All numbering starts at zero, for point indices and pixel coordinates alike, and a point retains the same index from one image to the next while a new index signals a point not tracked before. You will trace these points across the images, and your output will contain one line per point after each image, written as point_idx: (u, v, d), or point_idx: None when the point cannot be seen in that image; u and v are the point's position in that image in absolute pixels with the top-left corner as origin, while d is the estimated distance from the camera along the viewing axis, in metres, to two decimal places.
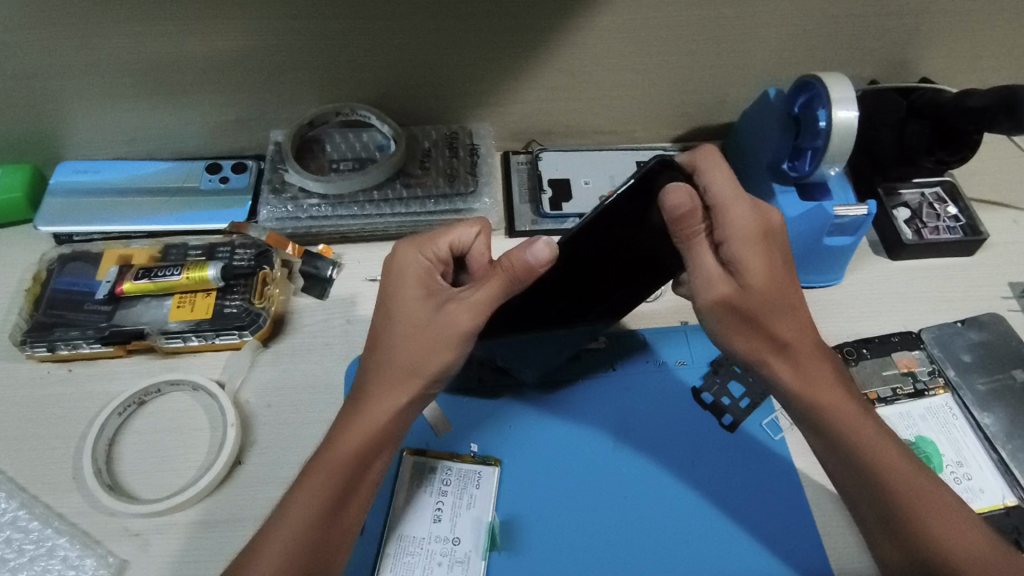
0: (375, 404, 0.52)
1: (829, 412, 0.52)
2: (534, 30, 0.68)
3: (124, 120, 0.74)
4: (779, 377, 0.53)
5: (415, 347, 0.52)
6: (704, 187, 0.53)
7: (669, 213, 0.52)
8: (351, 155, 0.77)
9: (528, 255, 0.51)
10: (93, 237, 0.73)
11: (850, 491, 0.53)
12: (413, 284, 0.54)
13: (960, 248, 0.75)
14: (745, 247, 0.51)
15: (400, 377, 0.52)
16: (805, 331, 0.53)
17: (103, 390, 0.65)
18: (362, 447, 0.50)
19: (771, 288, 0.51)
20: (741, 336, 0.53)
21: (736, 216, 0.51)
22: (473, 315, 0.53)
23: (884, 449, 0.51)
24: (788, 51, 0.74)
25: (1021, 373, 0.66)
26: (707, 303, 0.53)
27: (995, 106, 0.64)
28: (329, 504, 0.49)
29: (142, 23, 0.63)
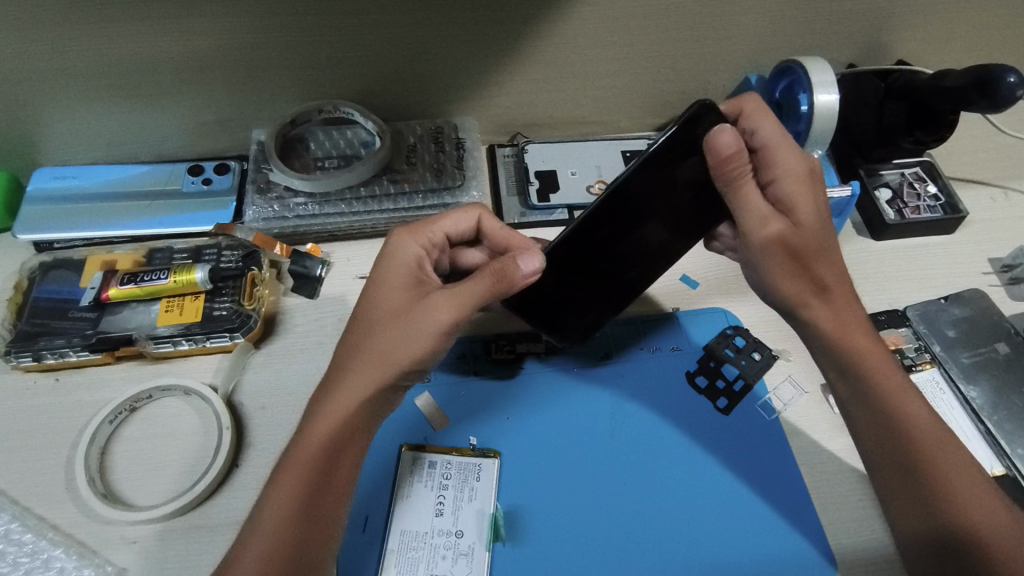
0: (343, 390, 0.51)
1: (861, 359, 0.55)
2: (516, 21, 0.68)
3: (102, 123, 0.73)
4: (817, 319, 0.56)
5: (389, 333, 0.52)
6: (752, 131, 0.56)
7: (716, 153, 0.53)
8: (336, 153, 0.77)
9: (521, 262, 0.54)
10: (75, 243, 0.72)
11: (875, 451, 0.54)
12: (403, 271, 0.55)
13: (941, 226, 0.76)
14: (796, 186, 0.55)
15: (370, 362, 0.51)
16: (843, 279, 0.56)
17: (92, 398, 0.64)
18: (331, 434, 0.50)
19: (819, 227, 0.55)
20: (788, 277, 0.55)
21: (786, 157, 0.55)
22: (451, 310, 0.52)
23: (908, 401, 0.53)
24: (768, 37, 0.75)
25: (1003, 346, 0.68)
26: (759, 241, 0.55)
27: (969, 86, 0.65)
28: (303, 495, 0.48)
29: (116, 22, 0.61)
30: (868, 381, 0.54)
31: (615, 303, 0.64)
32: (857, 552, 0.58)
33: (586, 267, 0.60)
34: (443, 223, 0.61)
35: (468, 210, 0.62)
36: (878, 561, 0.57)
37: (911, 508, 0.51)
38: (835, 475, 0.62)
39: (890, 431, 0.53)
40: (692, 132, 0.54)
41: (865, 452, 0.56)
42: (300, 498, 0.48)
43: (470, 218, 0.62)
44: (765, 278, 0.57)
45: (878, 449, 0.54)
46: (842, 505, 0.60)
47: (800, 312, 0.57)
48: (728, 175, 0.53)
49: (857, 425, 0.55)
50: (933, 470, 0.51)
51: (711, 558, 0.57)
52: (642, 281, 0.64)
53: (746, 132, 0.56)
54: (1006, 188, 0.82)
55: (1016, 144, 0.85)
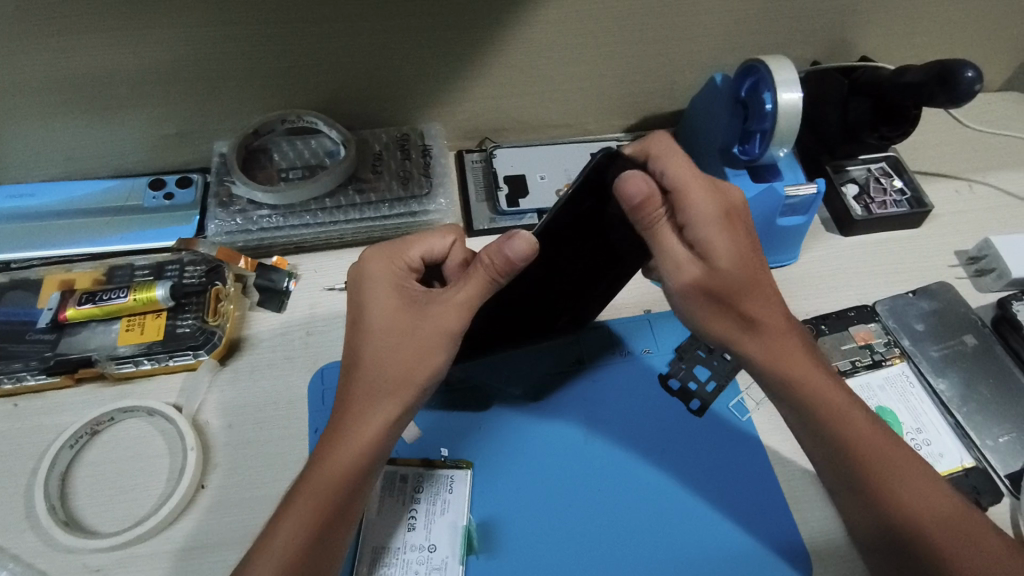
0: (365, 420, 0.50)
1: (803, 385, 0.54)
2: (477, 26, 0.67)
3: (57, 140, 0.71)
4: (750, 353, 0.55)
5: (401, 355, 0.51)
6: (660, 173, 0.53)
7: (625, 202, 0.52)
8: (300, 163, 0.75)
9: (505, 248, 0.50)
10: (32, 263, 0.70)
11: (823, 467, 0.54)
12: (390, 293, 0.54)
13: (907, 220, 0.77)
14: (709, 228, 0.52)
15: (391, 388, 0.51)
16: (775, 308, 0.55)
17: (53, 422, 0.63)
18: (355, 462, 0.49)
19: (736, 268, 0.52)
20: (715, 318, 0.55)
21: (698, 198, 0.52)
22: (459, 316, 0.52)
23: (853, 419, 0.53)
24: (732, 37, 0.75)
25: (971, 338, 0.68)
26: (679, 287, 0.54)
27: (929, 81, 0.66)
28: (321, 523, 0.47)
29: (66, 36, 0.60)
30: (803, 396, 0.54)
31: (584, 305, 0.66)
32: (830, 550, 0.58)
33: (542, 287, 0.61)
34: (415, 246, 0.58)
35: (443, 233, 0.59)
36: (851, 559, 0.57)
37: (863, 519, 0.51)
38: (807, 473, 0.62)
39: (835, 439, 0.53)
40: (601, 178, 0.53)
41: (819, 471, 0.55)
42: (318, 525, 0.47)
43: (445, 241, 0.59)
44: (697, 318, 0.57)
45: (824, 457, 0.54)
46: (814, 504, 0.60)
47: (733, 349, 0.56)
48: (641, 220, 0.53)
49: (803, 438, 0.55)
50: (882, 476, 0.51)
51: (685, 563, 0.57)
52: (601, 294, 0.65)
53: (656, 174, 0.53)
54: (971, 180, 0.83)
55: (978, 137, 0.86)
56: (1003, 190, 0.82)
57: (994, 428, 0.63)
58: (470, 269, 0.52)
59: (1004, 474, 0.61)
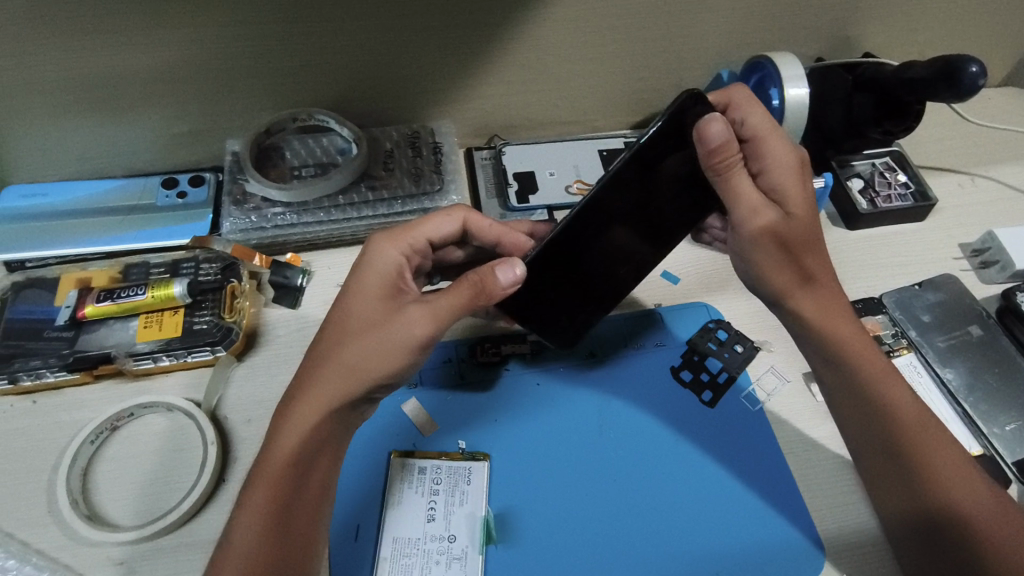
0: (311, 404, 0.51)
1: (847, 342, 0.57)
2: (488, 24, 0.68)
3: (70, 139, 0.71)
4: (807, 305, 0.57)
5: (365, 348, 0.51)
6: (741, 120, 0.57)
7: (704, 144, 0.52)
8: (312, 161, 0.76)
9: (496, 273, 0.52)
10: (47, 261, 0.70)
11: (861, 442, 0.56)
12: (378, 280, 0.55)
13: (911, 214, 0.78)
14: (786, 176, 0.56)
15: (345, 377, 0.51)
16: (827, 269, 0.58)
17: (72, 419, 0.63)
18: (301, 447, 0.50)
19: (808, 217, 0.56)
20: (777, 269, 0.56)
21: (776, 148, 0.57)
22: (430, 324, 0.52)
23: (895, 384, 0.56)
24: (738, 33, 0.76)
25: (977, 328, 0.70)
26: (752, 232, 0.55)
27: (933, 76, 0.67)
28: (277, 510, 0.48)
29: (82, 35, 0.60)
30: (849, 367, 0.57)
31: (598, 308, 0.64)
32: (844, 536, 0.59)
33: (570, 273, 0.59)
34: (426, 226, 0.60)
35: (451, 212, 0.62)
36: (865, 545, 0.58)
37: (897, 491, 0.54)
38: (818, 462, 0.63)
39: (877, 425, 0.55)
40: (680, 120, 0.54)
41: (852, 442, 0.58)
42: (274, 513, 0.48)
43: (453, 220, 0.62)
44: (757, 268, 0.58)
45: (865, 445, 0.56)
46: (827, 492, 0.61)
47: (788, 300, 0.58)
48: (716, 167, 0.53)
49: (841, 408, 0.58)
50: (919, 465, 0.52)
51: (702, 551, 0.58)
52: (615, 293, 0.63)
53: (736, 121, 0.57)
54: (973, 174, 0.84)
55: (979, 132, 0.88)
56: (1005, 183, 0.83)
57: (1001, 416, 0.64)
58: (455, 282, 0.52)
59: (1012, 461, 0.62)
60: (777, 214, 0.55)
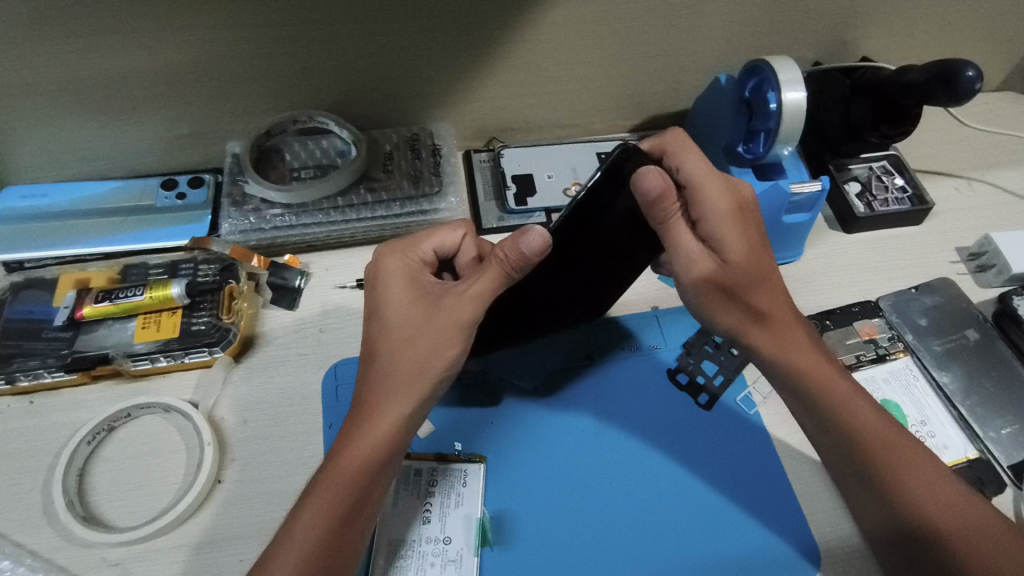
0: (380, 413, 0.51)
1: (802, 374, 0.56)
2: (486, 27, 0.68)
3: (70, 141, 0.72)
4: (757, 344, 0.57)
5: (417, 350, 0.52)
6: (677, 169, 0.55)
7: (642, 196, 0.53)
8: (311, 163, 0.76)
9: (520, 244, 0.50)
10: (46, 263, 0.71)
11: (837, 460, 0.55)
12: (402, 286, 0.55)
13: (908, 218, 0.78)
14: (722, 224, 0.54)
15: (405, 380, 0.52)
16: (781, 301, 0.57)
17: (69, 419, 0.63)
18: (374, 449, 0.50)
19: (748, 262, 0.54)
20: (726, 310, 0.57)
21: (712, 193, 0.54)
22: (473, 308, 0.52)
23: (857, 410, 0.54)
24: (736, 37, 0.76)
25: (973, 332, 0.70)
26: (692, 279, 0.56)
27: (931, 80, 0.67)
28: (343, 514, 0.48)
29: (82, 37, 0.61)
30: (816, 392, 0.56)
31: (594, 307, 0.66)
32: (839, 540, 0.59)
33: (534, 300, 0.61)
34: (429, 239, 0.59)
35: (453, 225, 0.60)
36: (861, 549, 0.58)
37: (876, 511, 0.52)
38: (814, 465, 0.63)
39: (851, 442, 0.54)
40: (618, 171, 0.55)
41: (828, 465, 0.57)
42: (337, 518, 0.48)
43: (455, 232, 0.60)
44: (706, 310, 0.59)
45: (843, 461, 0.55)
46: (822, 495, 0.61)
47: (741, 339, 0.58)
48: (655, 216, 0.54)
49: (813, 433, 0.57)
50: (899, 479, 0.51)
51: (698, 553, 0.58)
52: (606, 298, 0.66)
53: (673, 170, 0.56)
54: (970, 178, 0.84)
55: (976, 136, 0.88)
56: (1002, 188, 0.83)
57: (997, 420, 0.64)
58: (485, 263, 0.53)
59: (1007, 465, 0.62)
60: (713, 263, 0.55)
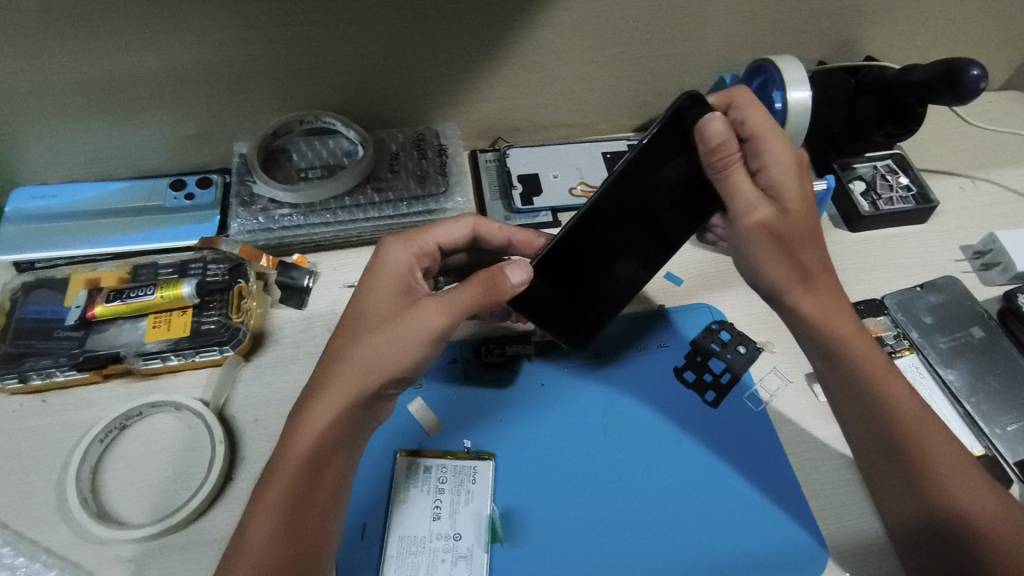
0: (324, 405, 0.50)
1: (846, 343, 0.56)
2: (493, 27, 0.69)
3: (80, 142, 0.72)
4: (802, 306, 0.57)
5: (376, 345, 0.51)
6: (741, 120, 0.58)
7: (704, 142, 0.54)
8: (319, 163, 0.77)
9: (508, 274, 0.53)
10: (56, 263, 0.71)
11: (867, 448, 0.56)
12: (393, 280, 0.56)
13: (913, 216, 0.78)
14: (784, 173, 0.56)
15: (357, 373, 0.51)
16: (827, 266, 0.57)
17: (81, 418, 0.64)
18: (318, 445, 0.49)
19: (804, 214, 0.56)
20: (774, 264, 0.57)
21: (772, 146, 0.57)
22: (441, 318, 0.52)
23: (891, 389, 0.55)
24: (741, 36, 0.76)
25: (978, 330, 0.70)
26: (748, 226, 0.56)
27: (937, 80, 0.67)
28: (288, 504, 0.48)
29: (93, 38, 0.61)
30: (857, 376, 0.56)
31: (615, 303, 0.64)
32: (846, 535, 0.59)
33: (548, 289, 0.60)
34: (435, 231, 0.62)
35: (460, 219, 0.63)
36: (868, 545, 0.59)
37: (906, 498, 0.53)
38: (821, 462, 0.63)
39: (882, 429, 0.54)
40: (681, 120, 0.55)
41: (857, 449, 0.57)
42: (282, 508, 0.47)
43: (463, 226, 0.63)
44: (752, 263, 0.58)
45: (868, 445, 0.56)
46: (829, 491, 0.62)
47: (783, 297, 0.58)
48: (717, 163, 0.55)
49: (847, 417, 0.57)
50: (928, 469, 0.52)
51: (708, 549, 0.58)
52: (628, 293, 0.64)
53: (736, 121, 0.58)
54: (974, 177, 0.84)
55: (980, 135, 0.89)
56: (1006, 186, 0.83)
57: (1003, 417, 0.64)
58: (467, 278, 0.53)
59: (1014, 462, 0.62)
60: (771, 211, 0.55)
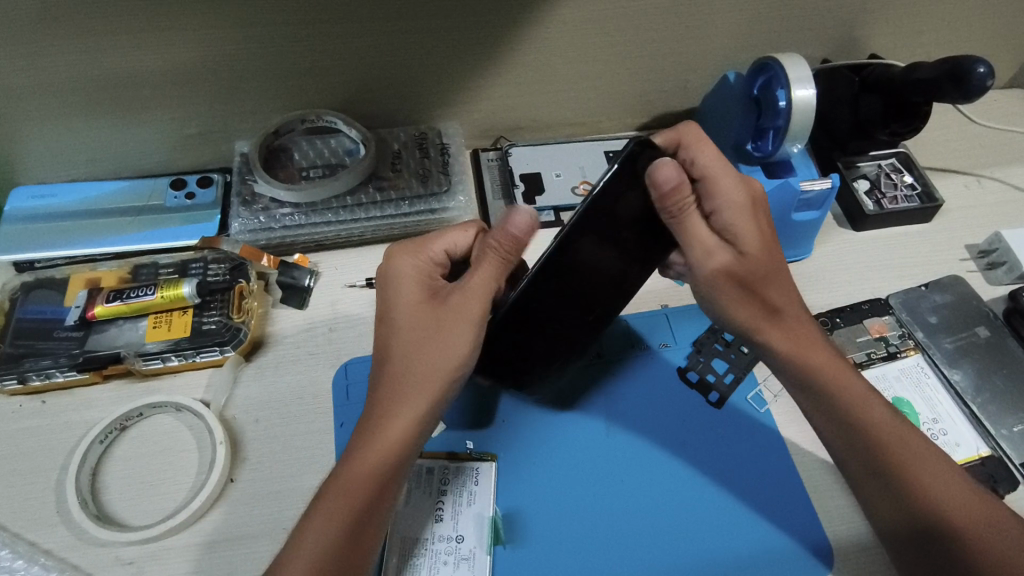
0: (393, 416, 0.50)
1: (818, 370, 0.56)
2: (495, 25, 0.68)
3: (79, 140, 0.71)
4: (774, 343, 0.57)
5: (428, 350, 0.52)
6: (691, 161, 0.58)
7: (656, 188, 0.53)
8: (320, 162, 0.76)
9: (509, 226, 0.52)
10: (56, 262, 0.71)
11: (852, 464, 0.55)
12: (414, 290, 0.55)
13: (918, 215, 0.78)
14: (739, 215, 0.56)
15: (421, 379, 0.51)
16: (791, 299, 0.58)
17: (81, 419, 0.63)
18: (392, 450, 0.49)
19: (764, 253, 0.56)
20: (740, 306, 0.57)
21: (726, 186, 0.56)
22: (479, 301, 0.53)
23: (871, 407, 0.55)
24: (745, 34, 0.76)
25: (984, 330, 0.69)
26: (709, 273, 0.56)
27: (942, 77, 0.67)
28: (357, 513, 0.48)
29: (92, 37, 0.61)
30: (837, 391, 0.55)
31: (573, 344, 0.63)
32: (850, 537, 0.59)
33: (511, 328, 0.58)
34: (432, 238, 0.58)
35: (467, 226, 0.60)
36: (872, 548, 0.58)
37: (895, 512, 0.52)
38: (826, 463, 0.63)
39: (868, 442, 0.54)
40: (633, 165, 0.54)
41: (842, 467, 0.56)
42: (352, 517, 0.47)
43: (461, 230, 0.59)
44: (719, 307, 0.59)
45: (853, 462, 0.55)
46: (833, 493, 0.61)
47: (754, 336, 0.58)
48: (666, 210, 0.54)
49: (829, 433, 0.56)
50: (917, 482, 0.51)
51: (711, 550, 0.58)
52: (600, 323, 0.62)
53: (686, 161, 0.58)
54: (979, 175, 0.84)
55: (985, 134, 0.88)
56: (1011, 184, 0.83)
57: (1008, 417, 0.64)
58: (483, 253, 0.54)
59: (1019, 463, 0.62)
60: (728, 255, 0.55)
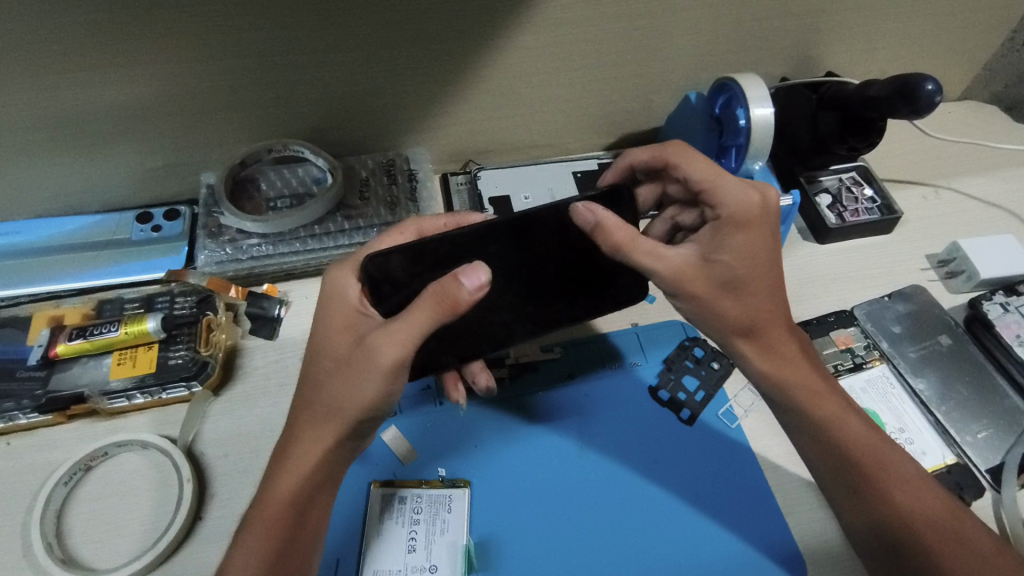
0: (302, 449, 0.50)
1: (800, 391, 0.56)
2: (459, 53, 0.69)
3: (42, 177, 0.71)
4: (752, 359, 0.57)
5: (337, 384, 0.49)
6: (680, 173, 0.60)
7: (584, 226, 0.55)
8: (287, 192, 0.77)
9: (458, 284, 0.48)
10: (20, 300, 0.70)
11: (830, 480, 0.56)
12: (341, 317, 0.52)
13: (878, 227, 0.80)
14: (730, 218, 0.56)
15: (324, 416, 0.50)
16: (778, 317, 0.56)
17: (45, 460, 0.62)
18: (300, 489, 0.50)
19: (753, 264, 0.54)
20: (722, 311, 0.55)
21: (724, 186, 0.57)
22: (399, 348, 0.48)
23: (849, 424, 0.55)
24: (704, 57, 0.78)
25: (946, 338, 0.71)
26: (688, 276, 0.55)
27: (891, 95, 0.68)
28: (280, 549, 0.48)
29: (54, 75, 0.61)
30: (811, 410, 0.56)
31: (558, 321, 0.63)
32: (821, 551, 0.60)
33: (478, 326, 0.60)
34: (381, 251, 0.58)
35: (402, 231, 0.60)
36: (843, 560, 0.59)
37: (867, 528, 0.53)
38: (795, 477, 0.63)
39: (843, 458, 0.55)
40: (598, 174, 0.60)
41: (821, 483, 0.57)
42: (271, 551, 0.48)
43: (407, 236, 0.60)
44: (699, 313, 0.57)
45: (830, 479, 0.55)
46: (804, 507, 0.62)
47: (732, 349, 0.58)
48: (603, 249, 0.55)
49: (807, 450, 0.57)
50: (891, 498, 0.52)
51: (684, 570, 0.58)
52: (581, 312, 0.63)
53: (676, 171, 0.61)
54: (937, 186, 0.86)
55: (941, 145, 0.91)
56: (968, 195, 0.85)
57: (971, 424, 0.65)
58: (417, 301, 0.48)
59: (984, 469, 0.63)
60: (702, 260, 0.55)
